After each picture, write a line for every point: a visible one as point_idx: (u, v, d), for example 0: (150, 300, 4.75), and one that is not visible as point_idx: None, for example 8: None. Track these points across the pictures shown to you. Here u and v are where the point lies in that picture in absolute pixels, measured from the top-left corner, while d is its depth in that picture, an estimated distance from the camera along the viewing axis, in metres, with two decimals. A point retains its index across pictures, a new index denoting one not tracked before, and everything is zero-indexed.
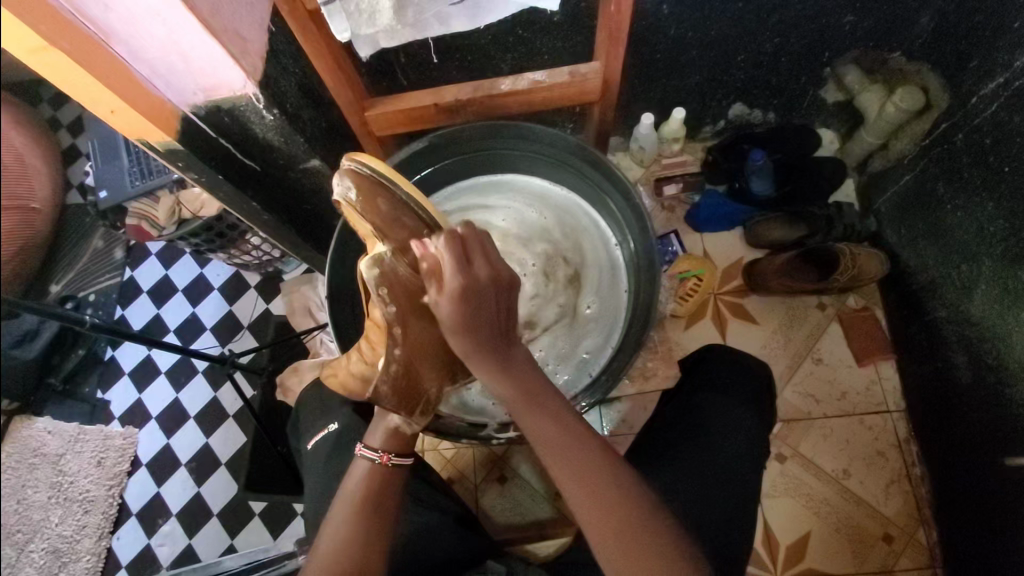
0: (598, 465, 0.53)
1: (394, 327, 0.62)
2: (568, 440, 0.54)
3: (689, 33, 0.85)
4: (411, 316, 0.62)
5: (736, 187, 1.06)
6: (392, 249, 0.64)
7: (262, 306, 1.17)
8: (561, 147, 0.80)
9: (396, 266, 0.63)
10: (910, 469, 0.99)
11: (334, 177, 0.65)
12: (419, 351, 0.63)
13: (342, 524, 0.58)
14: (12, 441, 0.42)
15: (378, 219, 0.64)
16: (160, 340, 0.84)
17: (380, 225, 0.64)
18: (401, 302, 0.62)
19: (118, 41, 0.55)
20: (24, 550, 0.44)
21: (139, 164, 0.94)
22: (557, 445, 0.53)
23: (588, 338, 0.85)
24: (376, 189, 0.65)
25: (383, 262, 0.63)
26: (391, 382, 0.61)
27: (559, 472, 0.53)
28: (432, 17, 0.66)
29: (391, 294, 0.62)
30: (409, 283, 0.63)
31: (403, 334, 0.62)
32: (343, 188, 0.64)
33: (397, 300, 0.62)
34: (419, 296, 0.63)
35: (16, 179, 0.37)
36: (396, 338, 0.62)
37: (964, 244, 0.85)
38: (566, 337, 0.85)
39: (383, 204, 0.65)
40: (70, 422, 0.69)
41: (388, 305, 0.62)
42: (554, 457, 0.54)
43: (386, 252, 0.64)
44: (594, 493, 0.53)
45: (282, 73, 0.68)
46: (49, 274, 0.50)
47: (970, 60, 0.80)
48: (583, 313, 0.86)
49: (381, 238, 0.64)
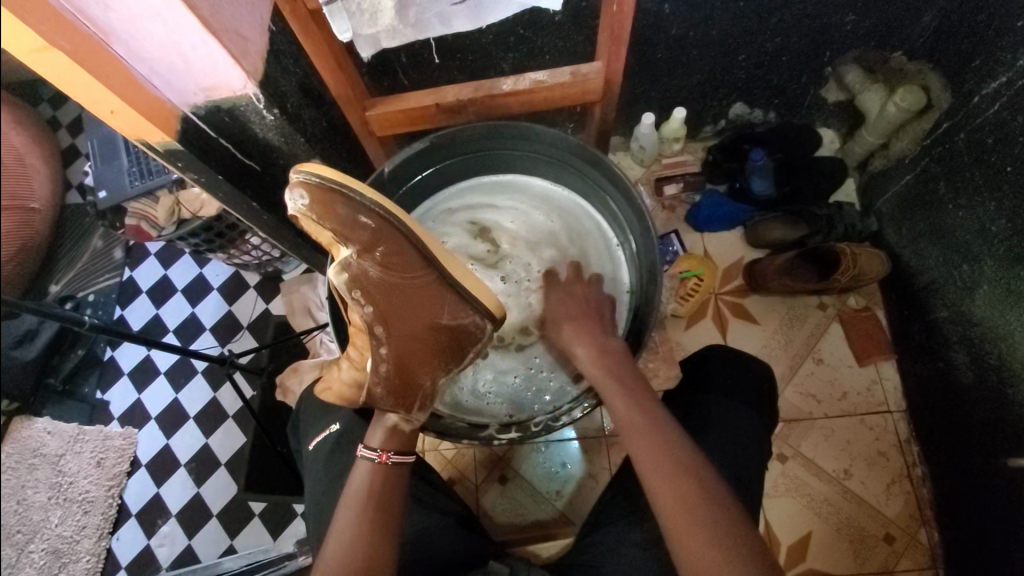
0: (682, 466, 0.59)
1: (375, 327, 0.63)
2: (659, 443, 0.61)
3: (690, 32, 0.85)
4: (389, 314, 0.63)
5: (736, 187, 1.06)
6: (356, 251, 0.62)
7: (261, 305, 1.18)
8: (561, 147, 0.79)
9: (363, 266, 0.62)
10: (911, 469, 0.99)
11: (284, 191, 0.61)
12: (407, 346, 0.65)
13: (346, 525, 0.58)
14: (12, 441, 0.42)
15: (336, 223, 0.61)
16: (159, 339, 0.84)
17: (340, 229, 0.61)
18: (378, 302, 0.63)
19: (118, 40, 0.54)
20: (24, 550, 0.44)
21: (139, 164, 0.94)
22: (649, 444, 0.61)
23: None
24: (331, 196, 0.60)
25: (350, 265, 0.62)
26: (384, 383, 0.64)
27: (650, 466, 0.59)
28: (434, 18, 0.65)
29: (366, 295, 0.62)
30: (382, 282, 0.63)
31: (384, 332, 0.63)
32: (296, 201, 0.60)
33: (373, 300, 0.62)
34: (396, 290, 0.63)
35: (15, 180, 0.36)
36: (381, 339, 0.63)
37: (966, 244, 0.85)
38: None
39: (341, 206, 0.60)
40: (69, 422, 0.67)
41: (364, 306, 0.62)
42: (635, 436, 0.62)
43: (351, 256, 0.62)
44: (676, 488, 0.58)
45: (283, 73, 0.68)
46: (48, 275, 0.49)
47: (971, 59, 0.80)
48: None
49: (342, 243, 0.62)
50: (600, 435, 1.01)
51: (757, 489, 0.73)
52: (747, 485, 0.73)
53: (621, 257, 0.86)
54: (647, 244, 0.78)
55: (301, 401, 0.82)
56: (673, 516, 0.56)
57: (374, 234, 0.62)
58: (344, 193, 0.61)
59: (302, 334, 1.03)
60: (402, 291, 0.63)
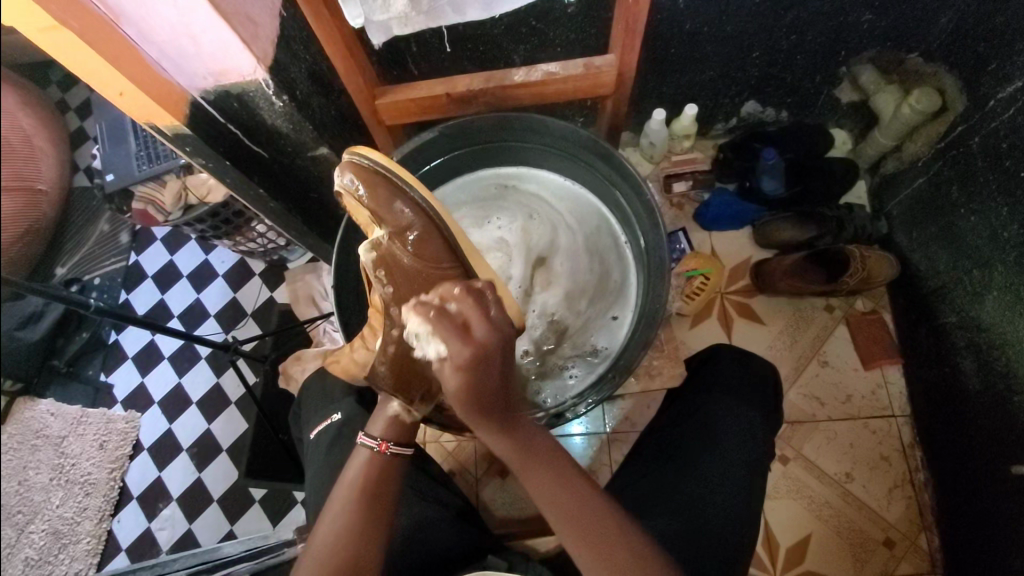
0: (591, 509, 0.55)
1: (391, 308, 0.63)
2: (567, 493, 0.55)
3: (705, 28, 0.84)
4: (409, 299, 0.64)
5: (746, 186, 1.05)
6: (389, 234, 0.63)
7: (267, 293, 1.16)
8: (573, 140, 0.79)
9: (393, 250, 0.63)
10: (913, 474, 0.98)
11: (335, 171, 0.63)
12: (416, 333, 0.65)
13: (339, 516, 0.57)
14: (16, 422, 0.41)
15: (374, 202, 0.62)
16: (163, 325, 0.82)
17: (377, 210, 0.63)
18: (400, 285, 0.64)
19: (128, 22, 0.54)
20: (24, 530, 0.43)
21: (148, 147, 0.93)
22: (561, 500, 0.55)
23: (597, 332, 0.86)
24: (376, 179, 0.63)
25: (382, 246, 0.63)
26: (386, 364, 0.63)
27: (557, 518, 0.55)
28: (447, 6, 0.65)
29: (390, 276, 0.63)
30: (413, 271, 0.63)
31: (400, 315, 0.63)
32: (346, 182, 0.62)
33: (396, 282, 0.63)
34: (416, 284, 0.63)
35: (23, 158, 0.35)
36: (395, 321, 0.63)
37: (978, 250, 0.84)
38: (574, 331, 0.86)
39: (383, 189, 0.63)
40: (74, 404, 0.65)
41: (386, 287, 0.63)
42: (543, 493, 0.55)
43: (384, 236, 0.63)
44: (590, 539, 0.53)
45: (293, 59, 0.67)
46: (53, 258, 0.49)
47: (988, 63, 0.78)
48: (590, 312, 0.87)
49: (378, 224, 0.64)
50: (602, 432, 1.01)
51: (758, 493, 0.73)
52: (749, 485, 0.72)
53: (628, 254, 0.87)
54: (657, 243, 0.77)
55: (303, 390, 0.83)
56: (589, 562, 0.53)
57: (409, 223, 0.63)
58: (386, 177, 0.63)
59: (306, 323, 1.04)
60: (428, 280, 0.63)
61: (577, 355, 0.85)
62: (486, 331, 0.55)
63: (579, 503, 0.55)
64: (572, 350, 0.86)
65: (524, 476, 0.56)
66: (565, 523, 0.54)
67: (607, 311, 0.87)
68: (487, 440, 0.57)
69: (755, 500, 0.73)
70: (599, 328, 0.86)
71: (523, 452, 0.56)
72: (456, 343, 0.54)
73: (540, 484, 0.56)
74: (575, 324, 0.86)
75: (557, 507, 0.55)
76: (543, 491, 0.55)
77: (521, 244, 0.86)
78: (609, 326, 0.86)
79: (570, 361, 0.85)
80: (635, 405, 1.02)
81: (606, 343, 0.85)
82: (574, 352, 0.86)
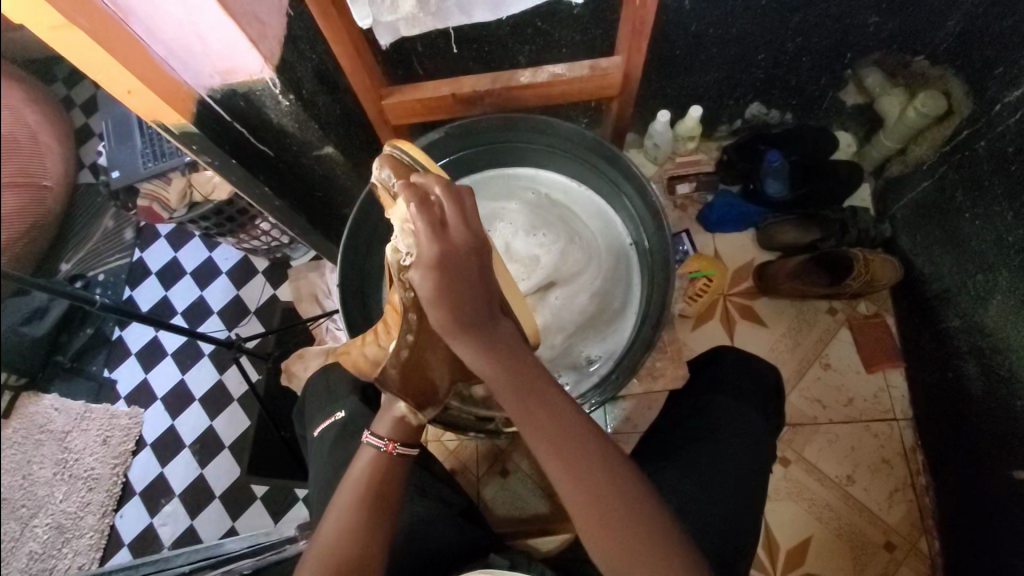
0: (590, 449, 0.51)
1: (410, 312, 0.61)
2: (559, 426, 0.51)
3: (711, 29, 0.84)
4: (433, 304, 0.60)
5: (750, 188, 1.06)
6: None
7: (270, 291, 1.16)
8: (578, 141, 0.79)
9: None
10: (915, 478, 0.98)
11: (373, 163, 0.64)
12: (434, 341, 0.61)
13: (343, 515, 0.57)
14: (20, 418, 0.41)
15: (407, 201, 0.62)
16: (168, 322, 0.81)
17: None
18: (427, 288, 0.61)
19: (136, 20, 0.54)
20: (28, 524, 0.43)
21: (152, 146, 0.94)
22: (549, 431, 0.51)
23: (594, 342, 0.86)
24: (414, 177, 0.63)
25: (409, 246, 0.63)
26: (400, 367, 0.61)
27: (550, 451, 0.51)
28: (454, 7, 0.65)
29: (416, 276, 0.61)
30: None
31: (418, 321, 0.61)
32: (382, 175, 0.63)
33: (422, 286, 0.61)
34: None
35: (28, 155, 0.35)
36: (411, 325, 0.61)
37: (983, 254, 0.84)
38: (569, 343, 0.85)
39: (419, 188, 0.63)
40: (77, 399, 0.65)
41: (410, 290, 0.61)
42: (534, 423, 0.51)
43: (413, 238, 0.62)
44: (586, 481, 0.50)
45: (300, 58, 0.67)
46: (59, 253, 0.49)
47: (995, 66, 0.78)
48: (587, 324, 0.85)
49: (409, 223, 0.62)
50: (604, 432, 1.02)
51: (760, 495, 0.73)
52: (749, 488, 0.72)
53: (634, 257, 0.87)
54: (662, 245, 0.77)
55: (307, 388, 0.83)
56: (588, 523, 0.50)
57: None
58: (423, 178, 0.64)
59: (308, 321, 1.06)
60: None
61: (567, 367, 0.85)
62: (462, 229, 0.54)
63: (569, 428, 0.51)
64: (565, 359, 0.85)
65: (505, 402, 0.52)
66: (553, 455, 0.51)
67: (607, 321, 0.86)
68: (465, 357, 0.53)
69: (755, 502, 0.73)
70: (596, 338, 0.86)
71: (505, 368, 0.52)
72: (429, 234, 0.53)
73: (528, 410, 0.52)
74: (562, 345, 0.85)
75: (552, 443, 0.51)
76: (532, 425, 0.51)
77: (545, 262, 0.83)
78: (608, 337, 0.86)
79: (561, 371, 0.85)
80: (637, 406, 1.02)
81: (602, 353, 0.85)
82: (565, 361, 0.85)
